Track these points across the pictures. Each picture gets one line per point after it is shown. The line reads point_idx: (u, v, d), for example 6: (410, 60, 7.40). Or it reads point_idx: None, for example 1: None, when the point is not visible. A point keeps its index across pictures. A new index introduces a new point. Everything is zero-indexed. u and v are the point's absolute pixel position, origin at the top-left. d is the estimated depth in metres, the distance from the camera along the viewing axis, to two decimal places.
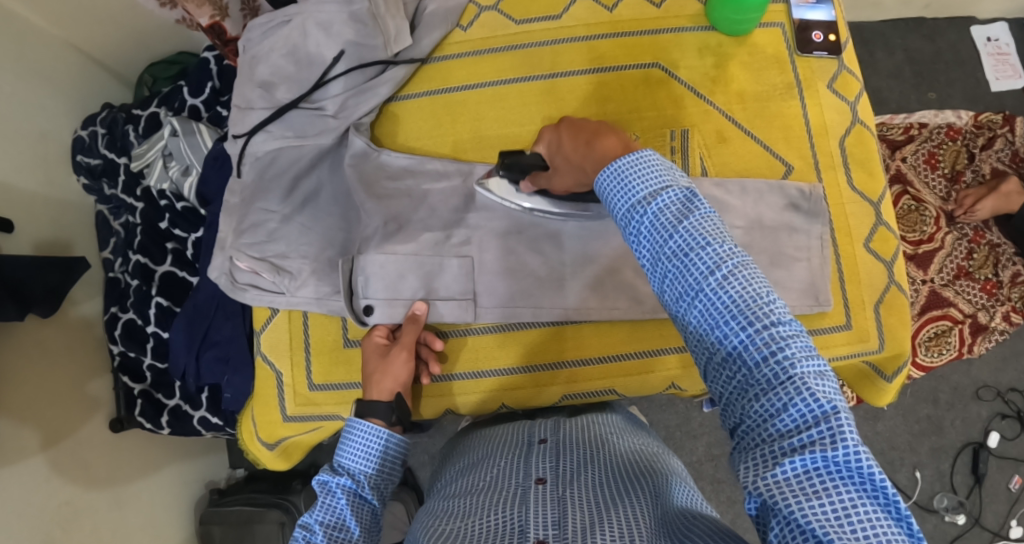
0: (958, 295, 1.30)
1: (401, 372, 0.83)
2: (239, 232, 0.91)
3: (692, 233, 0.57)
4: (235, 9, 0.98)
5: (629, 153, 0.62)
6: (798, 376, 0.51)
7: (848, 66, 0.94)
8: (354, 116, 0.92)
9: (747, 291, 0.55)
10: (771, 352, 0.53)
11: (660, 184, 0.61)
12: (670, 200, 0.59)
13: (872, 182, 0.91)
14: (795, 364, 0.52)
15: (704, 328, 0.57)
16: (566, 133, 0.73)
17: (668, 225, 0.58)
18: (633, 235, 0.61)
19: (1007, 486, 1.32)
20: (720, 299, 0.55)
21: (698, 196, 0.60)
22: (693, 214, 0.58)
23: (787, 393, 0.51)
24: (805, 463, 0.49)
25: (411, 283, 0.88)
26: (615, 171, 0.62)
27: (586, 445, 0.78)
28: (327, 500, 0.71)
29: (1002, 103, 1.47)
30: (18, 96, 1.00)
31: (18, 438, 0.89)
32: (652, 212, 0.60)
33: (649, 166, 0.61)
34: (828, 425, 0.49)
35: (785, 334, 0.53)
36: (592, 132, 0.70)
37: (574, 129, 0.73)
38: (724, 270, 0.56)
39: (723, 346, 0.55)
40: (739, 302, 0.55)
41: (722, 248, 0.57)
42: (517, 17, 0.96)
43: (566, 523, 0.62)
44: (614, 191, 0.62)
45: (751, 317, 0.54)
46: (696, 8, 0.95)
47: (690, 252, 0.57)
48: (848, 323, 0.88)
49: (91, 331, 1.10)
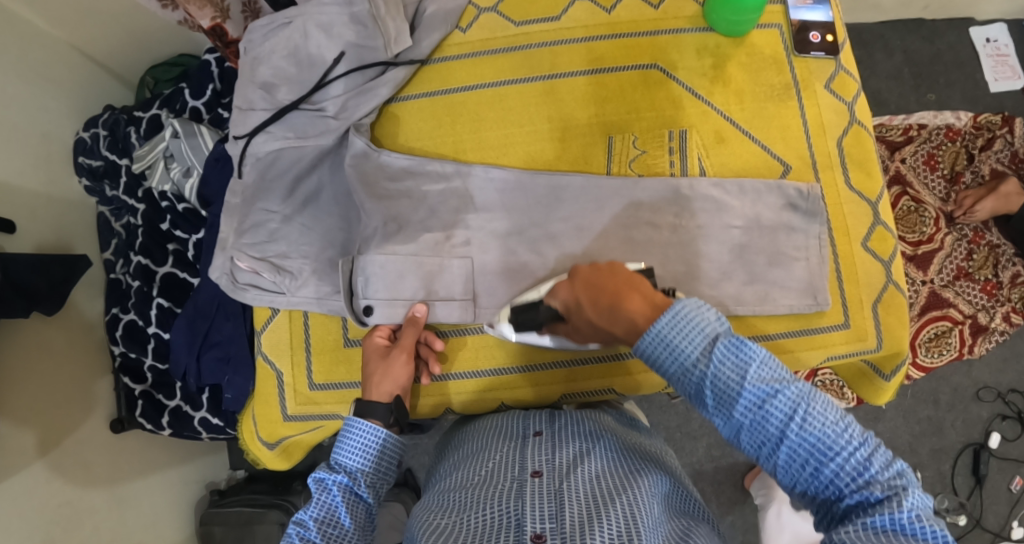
0: (958, 296, 1.30)
1: (401, 373, 0.84)
2: (241, 232, 0.92)
3: (759, 389, 0.59)
4: (235, 11, 0.98)
5: (664, 314, 0.63)
6: (872, 477, 0.56)
7: (846, 67, 0.94)
8: (355, 117, 0.93)
9: (828, 428, 0.57)
10: (850, 466, 0.57)
11: (708, 337, 0.62)
12: (724, 356, 0.61)
13: (870, 181, 0.91)
14: (876, 474, 0.56)
15: (796, 472, 0.59)
16: (584, 295, 0.71)
17: (733, 386, 0.60)
18: (700, 396, 0.62)
19: (1008, 487, 1.32)
20: (804, 447, 0.58)
21: (747, 343, 0.61)
22: (751, 365, 0.60)
23: (869, 491, 0.56)
24: (882, 528, 0.54)
25: (411, 283, 0.89)
26: (660, 337, 0.63)
27: (585, 437, 0.78)
28: (322, 497, 0.72)
29: (1002, 104, 1.47)
30: (20, 97, 1.01)
31: (17, 440, 0.90)
32: (712, 372, 0.61)
33: (694, 325, 0.62)
34: (896, 496, 0.55)
35: (856, 449, 0.57)
36: (611, 295, 0.68)
37: (591, 289, 0.71)
38: (801, 417, 0.58)
39: (813, 478, 0.59)
40: (824, 441, 0.57)
41: (791, 391, 0.59)
42: (516, 18, 0.97)
43: (563, 517, 0.63)
44: (667, 357, 0.63)
45: (836, 449, 0.57)
46: (694, 9, 0.95)
47: (764, 405, 0.59)
48: (845, 322, 0.88)
49: (93, 332, 1.10)
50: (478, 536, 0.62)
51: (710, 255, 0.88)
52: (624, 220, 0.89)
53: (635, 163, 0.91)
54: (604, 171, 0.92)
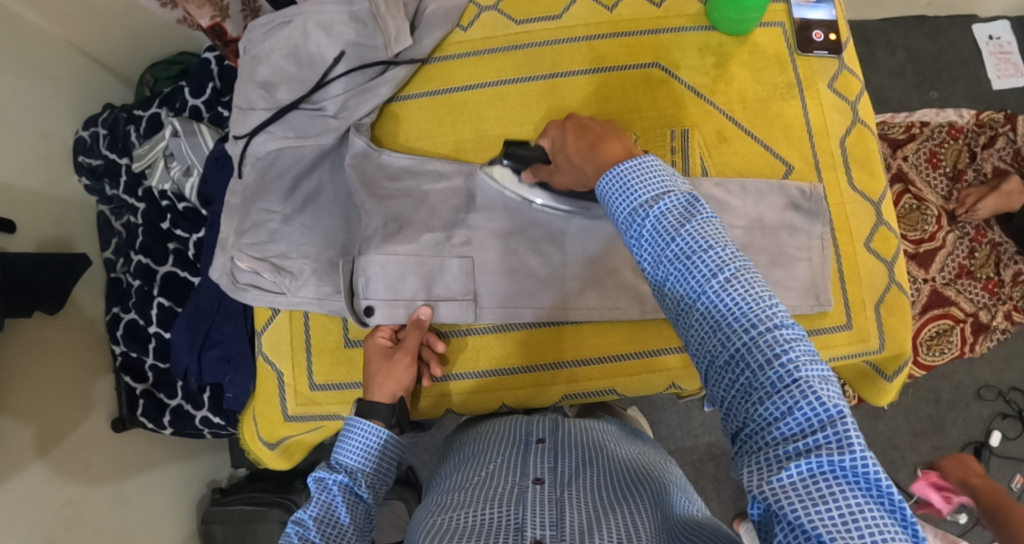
0: (959, 294, 1.29)
1: (404, 376, 0.83)
2: (241, 232, 0.91)
3: (694, 238, 0.57)
4: (234, 9, 0.97)
5: (626, 160, 0.62)
6: (803, 379, 0.50)
7: (848, 66, 0.94)
8: (355, 116, 0.92)
9: (751, 297, 0.54)
10: (775, 355, 0.51)
11: (662, 189, 0.60)
12: (671, 205, 0.59)
13: (872, 182, 0.91)
14: (800, 368, 0.51)
15: (707, 342, 0.56)
16: (571, 133, 0.73)
17: (669, 228, 0.58)
18: (638, 240, 0.60)
19: (1008, 485, 1.32)
20: (722, 306, 0.55)
21: (700, 201, 0.59)
22: (695, 219, 0.58)
23: (793, 399, 0.50)
24: (812, 466, 0.48)
25: (411, 284, 0.88)
26: (617, 175, 0.61)
27: (586, 447, 0.79)
28: (322, 497, 0.72)
29: (1004, 102, 1.47)
30: (20, 96, 1.01)
31: (19, 440, 0.89)
32: (653, 215, 0.59)
33: (651, 172, 0.61)
34: (831, 422, 0.49)
35: (787, 338, 0.52)
36: (597, 137, 0.70)
37: (580, 130, 0.72)
38: (726, 274, 0.55)
39: (727, 355, 0.54)
40: (744, 308, 0.54)
41: (725, 251, 0.56)
42: (517, 17, 0.96)
43: (564, 524, 0.63)
44: (616, 196, 0.62)
45: (755, 323, 0.53)
46: (696, 7, 0.95)
47: (692, 256, 0.56)
48: (848, 323, 0.88)
49: (94, 331, 1.10)
50: (478, 535, 0.63)
51: None
52: None
53: None
54: None
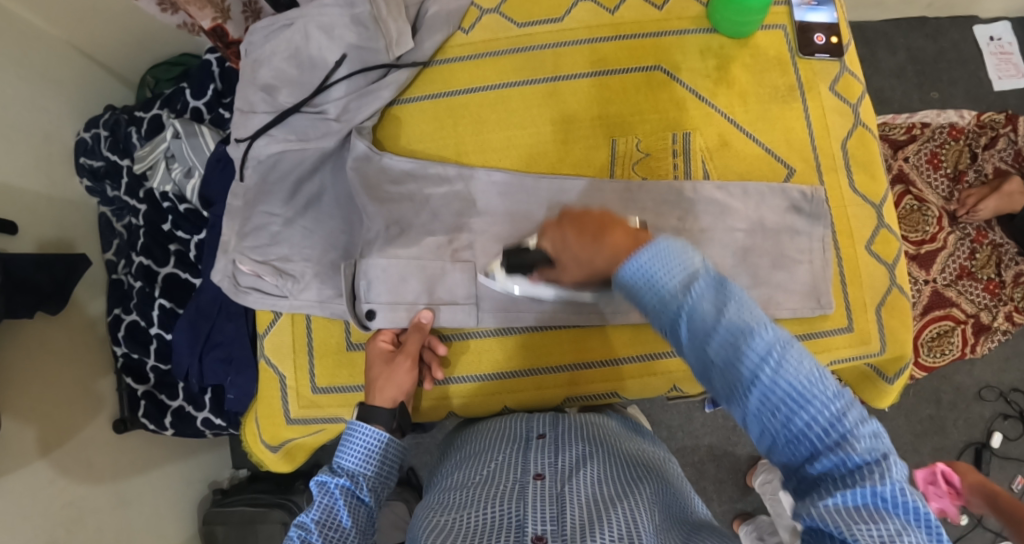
0: (960, 295, 1.29)
1: (405, 380, 0.83)
2: (242, 235, 0.92)
3: (736, 326, 0.53)
4: (236, 11, 0.96)
5: (642, 250, 0.57)
6: (851, 436, 0.50)
7: (850, 69, 0.94)
8: (357, 120, 0.92)
9: (804, 377, 0.51)
10: (825, 419, 0.50)
11: (687, 273, 0.56)
12: (702, 291, 0.55)
13: (874, 184, 0.91)
14: (852, 429, 0.50)
15: (763, 427, 0.53)
16: (570, 231, 0.68)
17: (707, 319, 0.54)
18: (674, 330, 0.56)
19: (1010, 486, 1.32)
20: (777, 394, 0.51)
21: (729, 283, 0.55)
22: (730, 304, 0.54)
23: (847, 452, 0.49)
24: (859, 499, 0.48)
25: (413, 287, 0.88)
26: (639, 268, 0.57)
27: (586, 441, 0.79)
28: (324, 500, 0.72)
29: (1005, 102, 1.47)
30: (21, 98, 1.01)
31: (21, 442, 0.90)
32: (687, 305, 0.55)
33: (673, 258, 0.56)
34: (879, 465, 0.48)
35: (835, 403, 0.50)
36: (598, 229, 0.65)
37: (578, 226, 0.67)
38: (776, 359, 0.51)
39: (785, 431, 0.52)
40: (797, 387, 0.51)
41: (768, 334, 0.52)
42: (519, 19, 0.97)
43: (565, 519, 0.63)
44: (644, 289, 0.57)
45: (810, 399, 0.51)
46: (698, 10, 0.95)
47: (739, 344, 0.52)
48: (849, 325, 0.88)
49: (97, 333, 1.10)
50: (478, 533, 0.63)
51: (713, 258, 0.87)
52: None
53: (639, 166, 0.91)
54: (607, 175, 0.92)
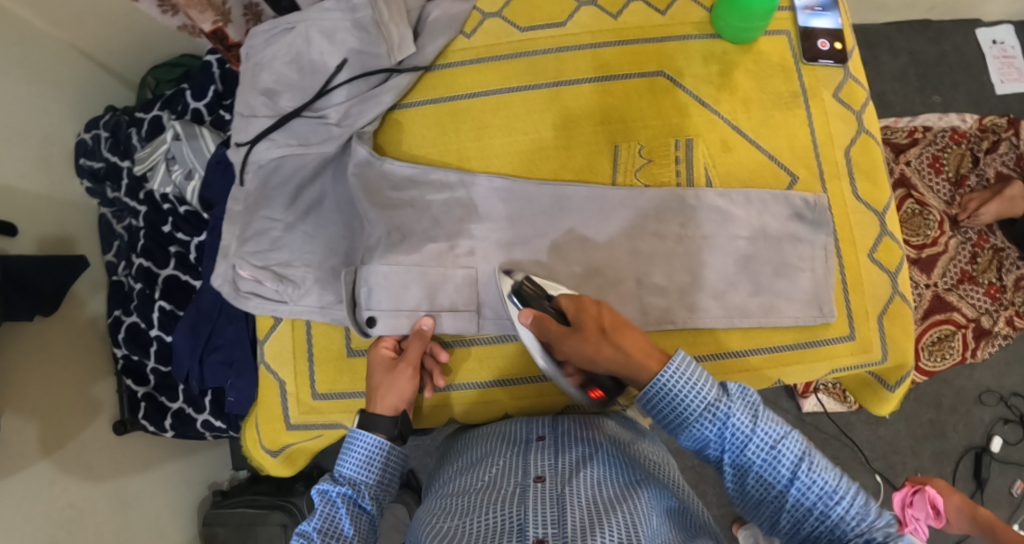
0: (961, 299, 1.29)
1: (406, 387, 0.83)
2: (243, 240, 0.91)
3: (768, 431, 0.64)
4: (237, 14, 0.95)
5: (672, 364, 0.67)
6: (870, 518, 0.61)
7: (854, 75, 0.93)
8: (358, 124, 0.92)
9: (829, 474, 0.63)
10: (849, 503, 0.62)
11: (719, 388, 0.67)
12: (736, 404, 0.65)
13: (877, 192, 0.91)
14: (870, 513, 0.61)
15: (800, 517, 0.64)
16: (607, 311, 0.76)
17: (747, 426, 0.64)
18: (715, 438, 0.66)
19: (1009, 490, 1.32)
20: (811, 491, 0.63)
21: (754, 395, 0.67)
22: (760, 413, 0.65)
23: (873, 535, 0.60)
24: None
25: (414, 293, 0.88)
26: (681, 381, 0.67)
27: (587, 443, 0.79)
28: (326, 509, 0.73)
29: (1008, 106, 1.46)
30: (22, 99, 1.01)
31: (21, 445, 0.90)
32: (727, 414, 0.65)
33: (705, 374, 0.67)
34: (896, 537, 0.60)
35: (854, 492, 0.62)
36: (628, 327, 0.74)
37: (613, 314, 0.76)
38: (808, 462, 0.63)
39: (815, 518, 0.63)
40: (823, 481, 0.62)
41: (793, 439, 0.64)
42: (521, 24, 0.96)
43: (565, 522, 0.63)
44: (685, 398, 0.66)
45: (834, 490, 0.62)
46: (701, 15, 0.94)
47: (772, 448, 0.64)
48: (851, 334, 0.88)
49: (98, 336, 1.10)
50: (479, 538, 0.63)
51: (713, 265, 0.87)
52: (628, 230, 0.89)
53: (641, 173, 0.91)
54: (609, 181, 0.91)
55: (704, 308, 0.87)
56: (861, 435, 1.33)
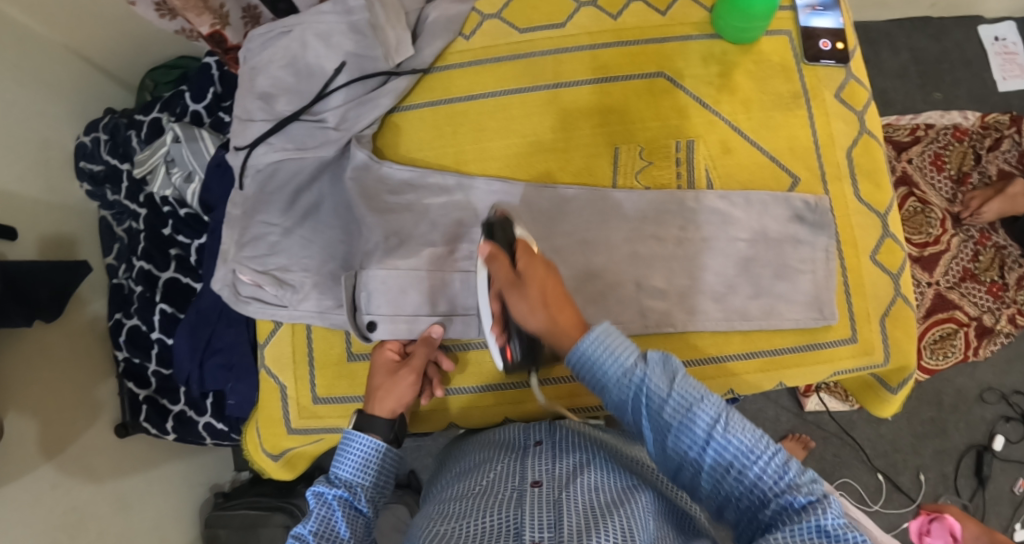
0: (963, 298, 1.28)
1: (406, 392, 0.83)
2: (241, 244, 0.91)
3: (684, 395, 0.61)
4: (235, 17, 0.95)
5: (589, 335, 0.65)
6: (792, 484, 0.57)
7: (855, 75, 0.93)
8: (356, 128, 0.91)
9: (747, 436, 0.58)
10: (769, 471, 0.57)
11: (636, 355, 0.64)
12: (653, 368, 0.62)
13: (878, 193, 0.90)
14: (793, 478, 0.57)
15: (721, 484, 0.60)
16: (555, 280, 0.71)
17: (660, 391, 0.61)
18: (633, 406, 0.63)
19: (1011, 489, 1.31)
20: (728, 454, 0.59)
21: (674, 359, 0.63)
22: (677, 377, 0.62)
23: (794, 498, 0.56)
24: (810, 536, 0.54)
25: (413, 299, 0.88)
26: (594, 349, 0.64)
27: (584, 448, 0.78)
28: (322, 511, 0.72)
29: (1009, 104, 1.45)
30: (19, 103, 1.00)
31: (23, 450, 0.89)
32: (642, 379, 0.62)
33: (622, 341, 0.64)
34: (822, 505, 0.55)
35: (777, 458, 0.58)
36: (567, 302, 0.71)
37: (559, 284, 0.72)
38: (723, 422, 0.59)
39: (736, 485, 0.59)
40: (742, 445, 0.58)
41: (711, 403, 0.60)
42: (520, 25, 0.96)
43: (562, 525, 0.62)
44: (601, 366, 0.64)
45: (752, 455, 0.58)
46: (701, 15, 0.94)
47: (689, 411, 0.60)
48: (853, 336, 0.87)
49: (98, 339, 1.10)
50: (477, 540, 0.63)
51: (714, 268, 0.87)
52: (628, 233, 0.88)
53: (642, 175, 0.90)
54: (609, 183, 0.91)
55: (704, 310, 0.86)
56: (862, 434, 1.33)
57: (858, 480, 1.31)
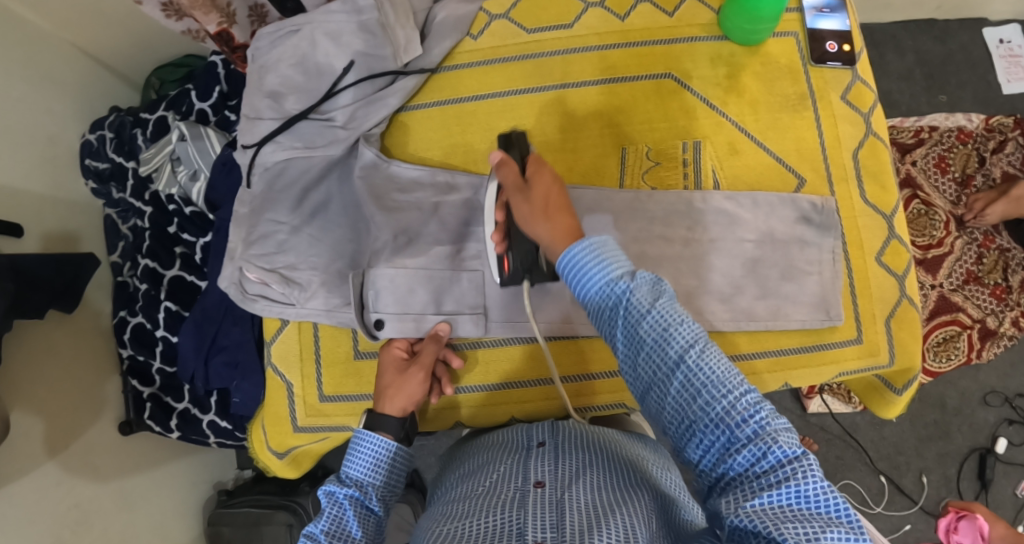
0: (966, 300, 1.29)
1: (416, 391, 0.82)
2: (249, 242, 0.91)
3: (667, 313, 0.59)
4: (242, 16, 0.95)
5: (585, 241, 0.63)
6: (769, 431, 0.55)
7: (861, 77, 0.93)
8: (364, 127, 0.92)
9: (723, 368, 0.57)
10: (747, 418, 0.56)
11: (623, 269, 0.62)
12: (639, 282, 0.61)
13: (885, 195, 0.90)
14: (769, 423, 0.55)
15: (688, 413, 0.57)
16: (558, 189, 0.70)
17: (643, 306, 0.60)
18: (611, 318, 0.62)
19: (1013, 492, 1.32)
20: (700, 379, 0.57)
21: (663, 282, 0.62)
22: (663, 296, 0.60)
23: (766, 444, 0.54)
24: (786, 499, 0.53)
25: (421, 297, 0.88)
26: (580, 254, 0.63)
27: (587, 449, 0.78)
28: (333, 511, 0.72)
29: (1014, 106, 1.45)
30: (25, 100, 1.00)
31: (28, 447, 0.90)
32: (625, 288, 0.61)
33: (610, 252, 0.63)
34: (799, 462, 0.53)
35: (755, 401, 0.56)
36: (566, 210, 0.69)
37: (562, 193, 0.70)
38: (700, 349, 0.58)
39: (703, 419, 0.57)
40: (718, 376, 0.57)
41: (692, 328, 0.59)
42: (528, 25, 0.96)
43: (564, 525, 0.63)
44: (584, 273, 0.62)
45: (729, 389, 0.56)
46: (708, 17, 0.94)
47: (668, 330, 0.59)
48: (858, 337, 0.87)
49: (102, 337, 1.10)
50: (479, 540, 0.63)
51: (721, 268, 0.87)
52: (637, 232, 0.88)
53: (649, 176, 0.91)
54: (616, 184, 0.92)
55: (711, 311, 0.86)
56: (865, 436, 1.33)
57: (861, 482, 1.31)
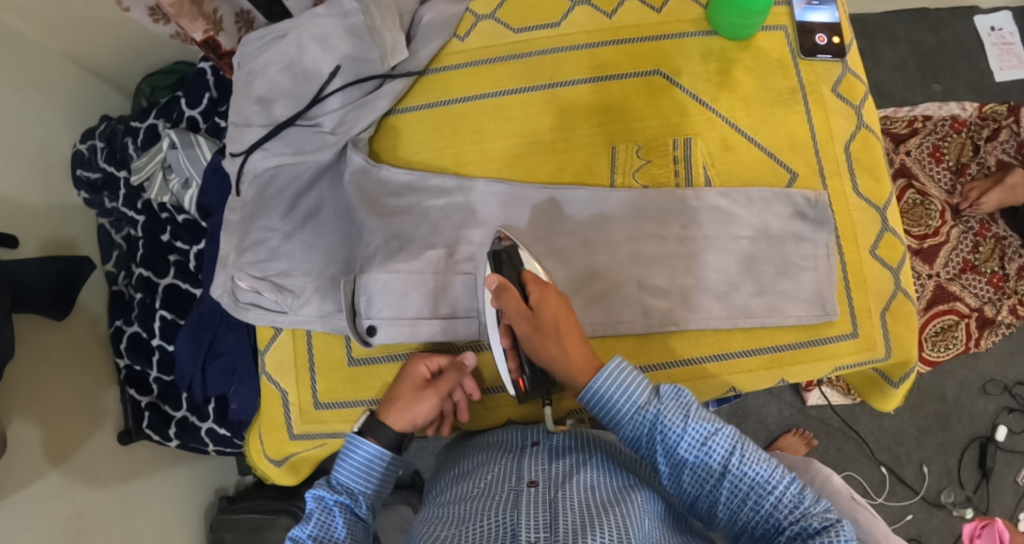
0: (964, 289, 1.28)
1: (424, 412, 0.80)
2: (242, 249, 0.91)
3: (699, 427, 0.64)
4: (229, 22, 0.94)
5: (602, 370, 0.68)
6: (808, 512, 0.61)
7: (853, 70, 0.92)
8: (353, 131, 0.92)
9: (761, 467, 0.63)
10: (785, 501, 0.61)
11: (647, 391, 0.67)
12: (665, 400, 0.66)
13: (879, 188, 0.90)
14: (808, 507, 0.61)
15: (736, 510, 0.64)
16: (563, 307, 0.73)
17: (677, 425, 0.64)
18: (649, 442, 0.67)
19: (1014, 480, 1.32)
20: (743, 482, 0.63)
21: (684, 390, 0.66)
22: (690, 410, 0.65)
23: (807, 521, 0.60)
24: None
25: (415, 301, 0.87)
26: (602, 388, 0.68)
27: (580, 447, 0.78)
28: (323, 517, 0.72)
29: (1007, 94, 1.45)
30: (16, 109, 1.00)
31: (28, 459, 0.89)
32: (655, 413, 0.66)
33: (624, 381, 0.67)
34: (834, 527, 0.58)
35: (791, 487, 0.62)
36: (577, 333, 0.73)
37: (568, 312, 0.73)
38: (738, 453, 0.63)
39: (753, 514, 0.63)
40: (758, 477, 0.62)
41: (725, 435, 0.64)
42: (515, 25, 0.95)
43: (557, 525, 0.62)
44: (615, 402, 0.67)
45: (769, 487, 0.62)
46: (697, 12, 0.94)
47: (704, 444, 0.64)
48: (854, 331, 0.87)
49: (99, 346, 1.10)
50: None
51: (716, 266, 0.87)
52: (630, 232, 0.88)
53: (640, 174, 0.90)
54: (607, 183, 0.91)
55: (707, 308, 0.86)
56: (864, 427, 1.33)
57: (862, 474, 1.31)
